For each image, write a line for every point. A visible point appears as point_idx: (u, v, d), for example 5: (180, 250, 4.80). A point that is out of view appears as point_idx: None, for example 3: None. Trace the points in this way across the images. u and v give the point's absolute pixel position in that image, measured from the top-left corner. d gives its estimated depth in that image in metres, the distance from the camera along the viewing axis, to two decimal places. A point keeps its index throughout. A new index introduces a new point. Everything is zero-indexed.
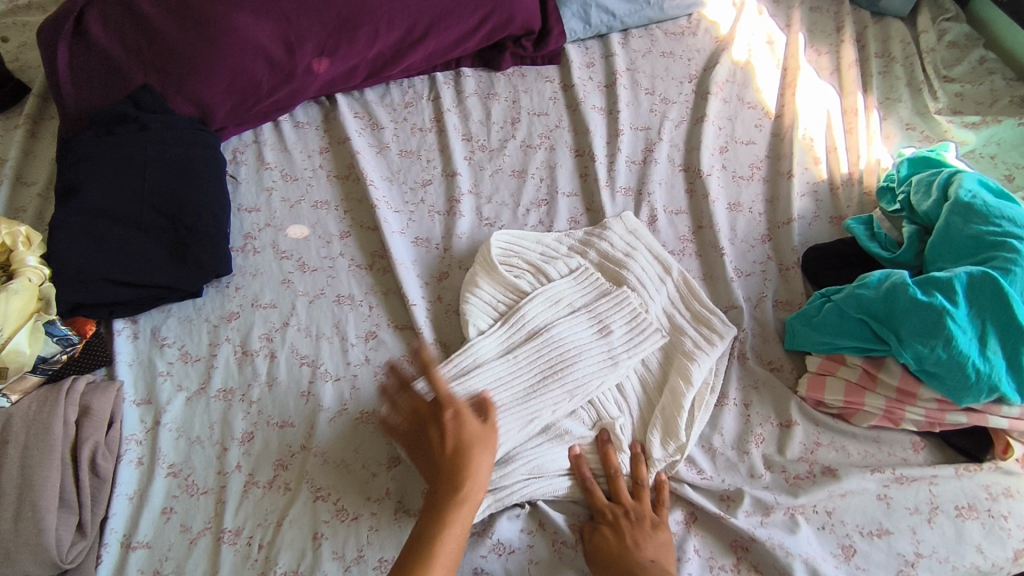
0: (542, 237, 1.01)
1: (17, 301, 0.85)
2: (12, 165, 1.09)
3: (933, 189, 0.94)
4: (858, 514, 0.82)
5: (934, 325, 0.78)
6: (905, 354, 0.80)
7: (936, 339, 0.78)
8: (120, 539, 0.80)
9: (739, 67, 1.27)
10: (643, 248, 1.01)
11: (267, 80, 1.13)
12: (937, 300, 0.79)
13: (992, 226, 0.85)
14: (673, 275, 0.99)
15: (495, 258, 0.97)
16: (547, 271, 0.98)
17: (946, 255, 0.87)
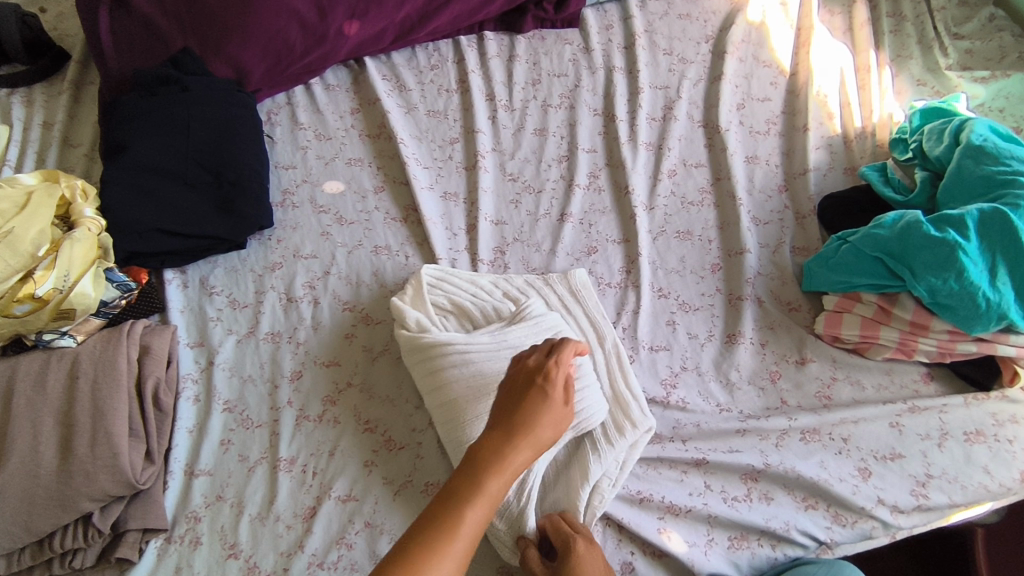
0: (475, 279, 0.97)
1: (81, 248, 0.90)
2: (58, 128, 1.14)
3: (944, 135, 0.98)
4: (872, 440, 0.87)
5: (947, 259, 0.83)
6: (919, 287, 0.85)
7: (949, 272, 0.83)
8: (184, 467, 0.87)
9: (754, 28, 1.30)
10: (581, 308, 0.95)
11: (300, 43, 1.16)
12: (950, 236, 0.84)
13: (1003, 167, 0.89)
14: (607, 342, 0.93)
15: (423, 294, 0.93)
16: (470, 315, 0.93)
17: (958, 196, 0.92)
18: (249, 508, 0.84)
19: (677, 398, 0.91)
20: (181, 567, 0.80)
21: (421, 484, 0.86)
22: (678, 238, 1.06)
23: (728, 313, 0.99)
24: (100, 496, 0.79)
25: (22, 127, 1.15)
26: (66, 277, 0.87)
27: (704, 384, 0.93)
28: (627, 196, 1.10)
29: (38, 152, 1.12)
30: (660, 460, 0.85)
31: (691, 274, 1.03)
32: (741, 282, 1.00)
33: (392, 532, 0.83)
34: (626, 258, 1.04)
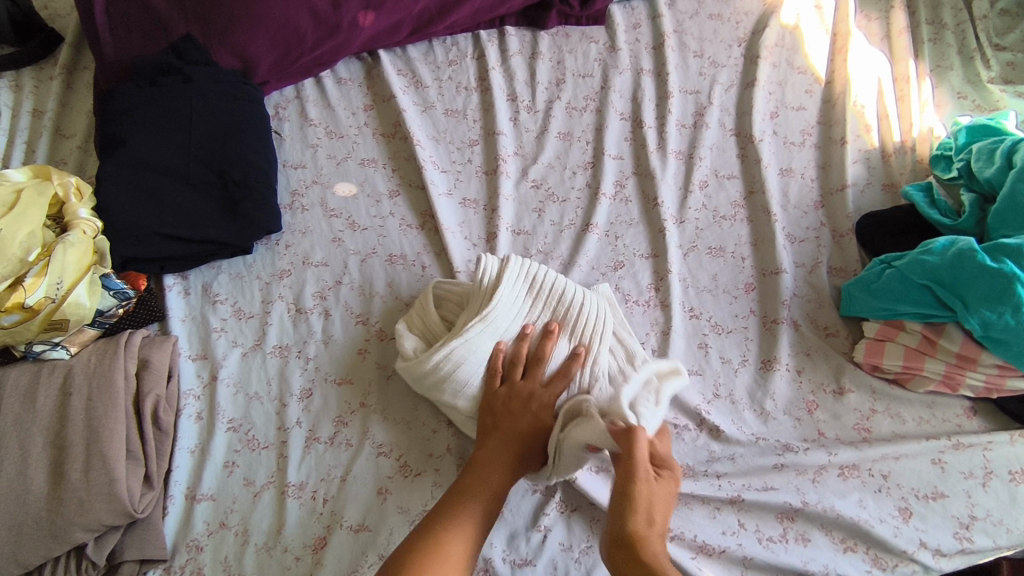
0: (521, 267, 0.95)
1: (75, 253, 0.83)
2: (49, 117, 1.06)
3: (996, 157, 0.93)
4: (914, 478, 0.83)
5: (1001, 291, 0.79)
6: (970, 319, 0.81)
7: (1003, 304, 0.79)
8: (184, 492, 0.81)
9: (788, 32, 1.25)
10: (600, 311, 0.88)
11: (311, 33, 1.09)
12: (1005, 266, 0.79)
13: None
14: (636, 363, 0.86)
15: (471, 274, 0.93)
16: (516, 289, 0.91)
17: (1012, 224, 0.87)
18: (254, 538, 0.78)
19: (710, 425, 0.86)
20: None
21: None
22: (710, 255, 1.01)
23: (763, 337, 0.94)
24: (95, 526, 0.73)
25: (10, 115, 1.07)
26: (59, 284, 0.80)
27: (737, 413, 0.88)
28: (656, 208, 1.04)
29: (27, 142, 1.05)
30: (692, 495, 0.81)
31: (724, 294, 0.98)
32: (777, 305, 0.95)
33: None
34: (655, 275, 0.99)
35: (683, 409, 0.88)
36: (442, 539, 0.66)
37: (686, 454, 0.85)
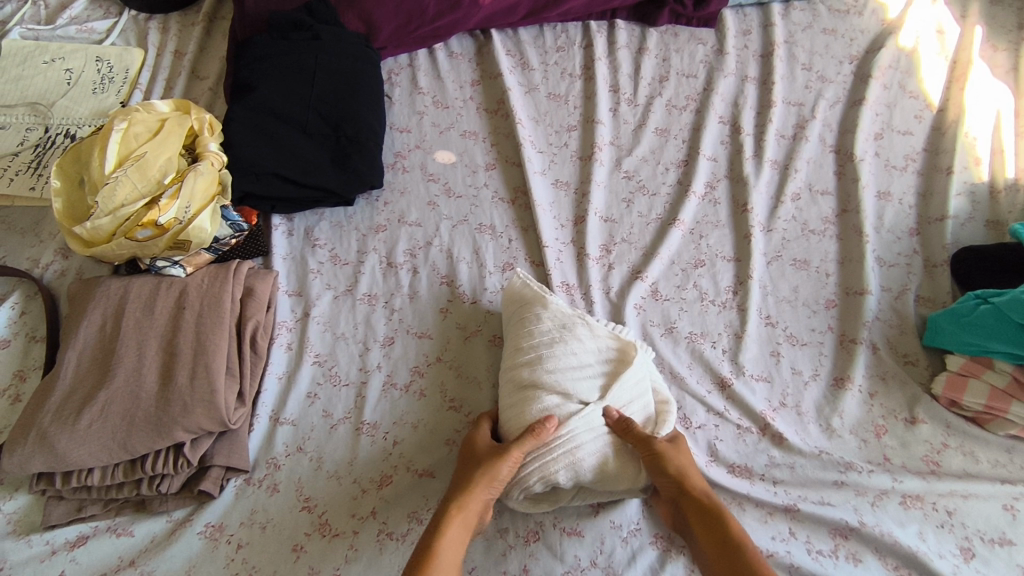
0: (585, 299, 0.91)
1: (203, 182, 0.90)
2: (189, 59, 1.16)
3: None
4: (981, 519, 0.81)
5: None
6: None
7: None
8: (269, 414, 0.88)
9: (904, 54, 1.22)
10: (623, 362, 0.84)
11: (434, 7, 1.14)
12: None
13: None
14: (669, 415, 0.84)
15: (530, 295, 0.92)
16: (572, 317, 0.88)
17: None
18: (327, 464, 0.84)
19: (774, 431, 0.87)
20: (257, 511, 0.81)
21: None
22: (794, 266, 1.01)
23: (839, 354, 0.94)
24: (194, 428, 0.80)
25: (155, 53, 1.17)
26: (187, 209, 0.88)
27: (803, 425, 0.88)
28: (745, 214, 1.05)
29: (167, 79, 1.14)
30: (748, 497, 0.82)
31: (804, 306, 0.97)
32: (858, 325, 0.95)
33: None
34: (736, 278, 1.00)
35: (748, 412, 0.89)
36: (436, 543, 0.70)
37: (745, 455, 0.86)
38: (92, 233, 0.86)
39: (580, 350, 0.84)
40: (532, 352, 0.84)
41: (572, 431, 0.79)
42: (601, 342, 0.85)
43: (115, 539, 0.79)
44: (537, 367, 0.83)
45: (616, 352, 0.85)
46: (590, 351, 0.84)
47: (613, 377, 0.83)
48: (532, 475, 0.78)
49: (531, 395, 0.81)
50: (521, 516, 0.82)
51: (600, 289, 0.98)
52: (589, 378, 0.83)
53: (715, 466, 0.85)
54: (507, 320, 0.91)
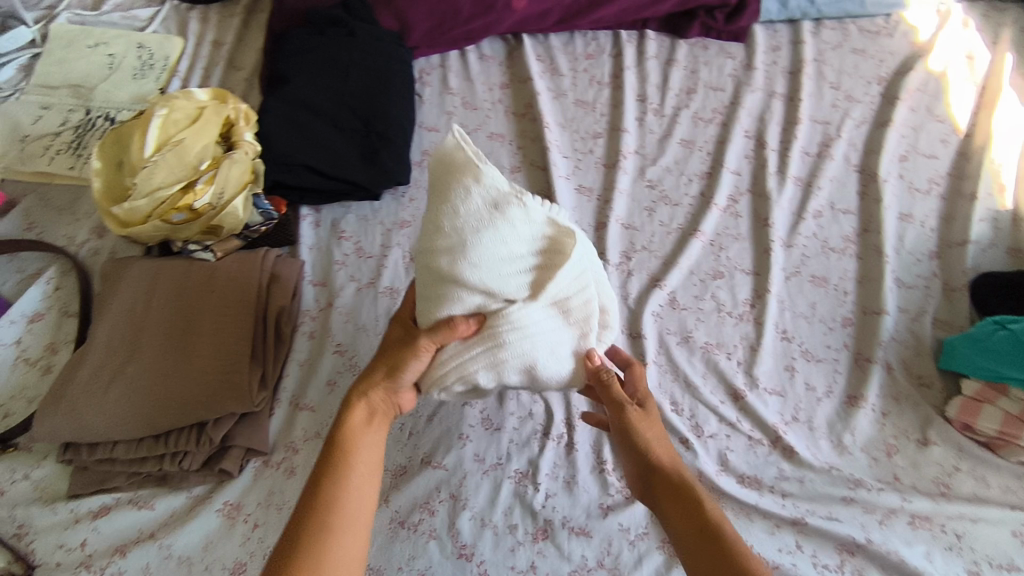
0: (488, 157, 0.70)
1: (238, 170, 0.92)
2: (227, 50, 1.19)
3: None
4: (989, 544, 0.81)
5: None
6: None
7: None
8: (289, 400, 0.90)
9: (933, 77, 1.22)
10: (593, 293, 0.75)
11: (467, 9, 1.17)
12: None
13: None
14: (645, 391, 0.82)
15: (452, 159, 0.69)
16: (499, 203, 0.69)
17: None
18: None
19: (785, 445, 0.88)
20: (273, 494, 0.83)
21: (511, 470, 0.86)
22: (813, 283, 1.01)
23: (853, 373, 0.94)
24: (219, 411, 0.82)
25: (195, 42, 1.20)
26: (220, 195, 0.91)
27: (814, 440, 0.89)
28: (765, 228, 1.05)
29: (205, 68, 1.17)
30: (756, 507, 0.83)
31: (820, 323, 0.98)
32: (874, 344, 0.95)
33: (474, 509, 0.83)
34: (754, 291, 1.00)
35: (759, 424, 0.90)
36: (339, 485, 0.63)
37: (755, 466, 0.87)
38: (129, 214, 0.89)
39: (475, 246, 0.68)
40: (455, 235, 0.68)
41: (516, 324, 0.70)
42: (533, 232, 0.71)
43: (136, 512, 0.81)
44: (457, 253, 0.68)
45: (549, 239, 0.73)
46: (499, 245, 0.69)
47: (544, 271, 0.73)
48: (449, 375, 0.72)
49: (452, 290, 0.69)
50: (529, 513, 0.83)
51: (618, 295, 0.99)
52: (574, 279, 0.73)
53: (725, 476, 0.86)
54: (431, 181, 0.72)
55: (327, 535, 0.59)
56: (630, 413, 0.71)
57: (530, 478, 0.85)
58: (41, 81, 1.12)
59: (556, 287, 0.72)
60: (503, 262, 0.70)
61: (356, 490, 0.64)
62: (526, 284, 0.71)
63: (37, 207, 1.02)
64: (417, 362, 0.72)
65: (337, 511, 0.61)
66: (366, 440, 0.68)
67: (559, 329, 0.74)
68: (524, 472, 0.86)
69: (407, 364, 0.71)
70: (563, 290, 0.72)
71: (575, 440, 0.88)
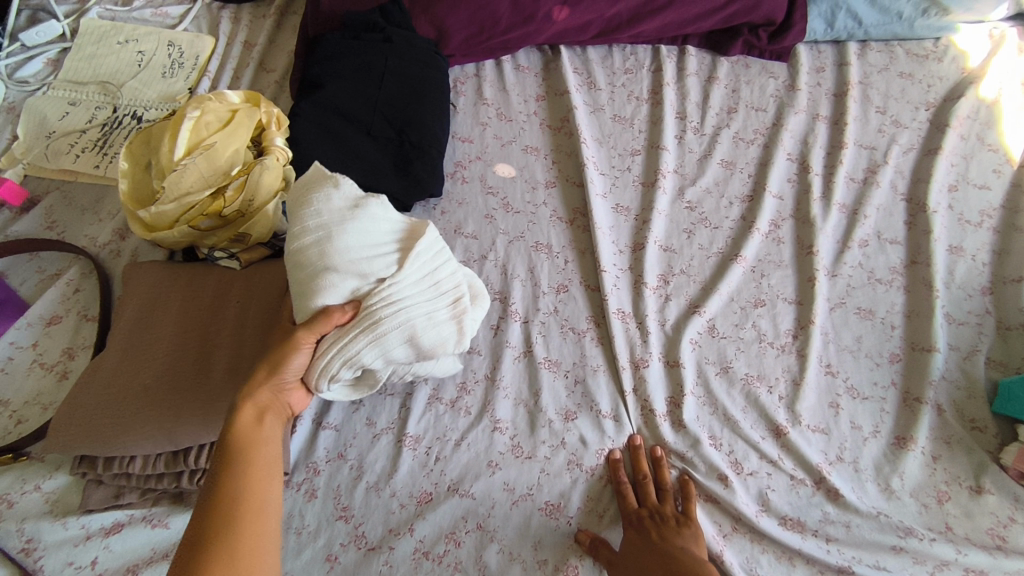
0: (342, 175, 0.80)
1: (270, 177, 0.89)
2: (258, 51, 1.16)
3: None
4: None
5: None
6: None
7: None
8: (313, 417, 0.87)
9: (984, 105, 1.18)
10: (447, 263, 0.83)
11: (506, 19, 1.13)
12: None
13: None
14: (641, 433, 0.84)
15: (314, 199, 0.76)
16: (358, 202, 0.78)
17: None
18: (367, 475, 0.82)
19: (829, 486, 0.83)
20: (293, 517, 0.80)
21: (540, 500, 0.82)
22: (858, 315, 0.97)
23: (901, 412, 0.90)
24: None
25: (226, 42, 1.17)
26: (251, 202, 0.88)
27: (860, 483, 0.85)
28: (810, 256, 1.01)
29: (235, 68, 1.14)
30: (799, 552, 0.79)
31: (866, 358, 0.94)
32: (923, 383, 0.91)
33: (502, 541, 0.79)
34: (797, 322, 0.96)
35: (803, 464, 0.85)
36: (231, 476, 0.60)
37: (798, 508, 0.83)
38: (156, 218, 0.86)
39: (342, 237, 0.75)
40: (321, 230, 0.75)
41: (385, 306, 0.75)
42: (394, 224, 0.80)
43: (150, 530, 0.79)
44: (323, 248, 0.74)
45: (407, 231, 0.81)
46: (361, 234, 0.76)
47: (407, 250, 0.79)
48: (333, 363, 0.73)
49: (318, 286, 0.73)
50: (560, 548, 0.79)
51: (655, 319, 0.95)
52: (432, 254, 0.81)
53: (765, 517, 0.82)
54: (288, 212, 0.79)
55: (239, 514, 0.59)
56: (663, 531, 0.77)
57: (561, 510, 0.82)
58: (68, 76, 1.10)
59: (417, 263, 0.78)
60: (365, 255, 0.75)
61: (269, 478, 0.63)
62: (394, 262, 0.77)
63: (59, 205, 0.99)
64: (298, 356, 0.72)
65: (242, 496, 0.60)
66: (263, 438, 0.65)
67: (429, 300, 0.79)
68: (555, 504, 0.82)
69: (290, 360, 0.71)
70: (425, 266, 0.79)
71: (609, 476, 0.84)
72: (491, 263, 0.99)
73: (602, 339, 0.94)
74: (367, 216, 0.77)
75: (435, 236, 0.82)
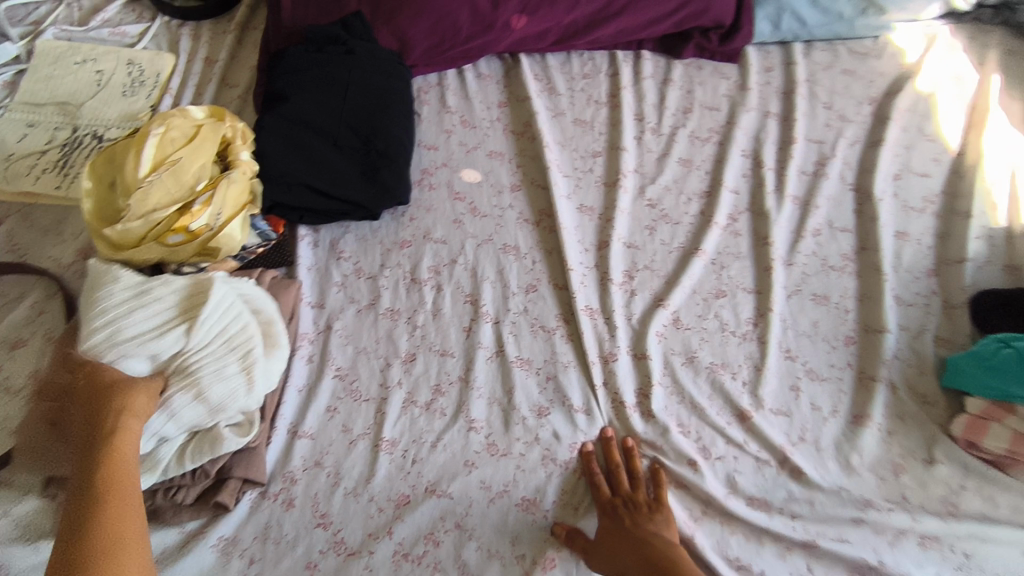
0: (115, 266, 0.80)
1: (236, 190, 0.90)
2: (219, 67, 1.17)
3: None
4: (998, 563, 0.82)
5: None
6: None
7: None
8: (288, 427, 0.87)
9: (922, 98, 1.25)
10: (240, 325, 0.81)
11: (467, 27, 1.15)
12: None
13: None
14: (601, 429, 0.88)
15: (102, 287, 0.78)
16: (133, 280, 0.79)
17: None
18: (344, 482, 0.84)
19: (793, 465, 0.87)
20: (273, 527, 0.80)
21: (517, 496, 0.84)
22: (814, 301, 1.02)
23: (858, 391, 0.94)
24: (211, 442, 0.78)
25: (186, 58, 1.18)
26: (219, 216, 0.88)
27: (822, 460, 0.88)
28: (766, 247, 1.06)
29: (197, 84, 1.15)
30: (768, 531, 0.83)
31: (823, 342, 0.98)
32: (876, 363, 0.95)
33: (481, 539, 0.81)
34: (756, 310, 1.00)
35: (768, 445, 0.89)
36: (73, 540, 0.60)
37: (764, 487, 0.86)
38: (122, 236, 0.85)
39: (127, 326, 0.76)
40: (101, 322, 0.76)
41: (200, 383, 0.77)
42: (169, 294, 0.79)
43: None
44: (110, 340, 0.76)
45: (190, 288, 0.81)
46: (148, 318, 0.77)
47: (190, 317, 0.79)
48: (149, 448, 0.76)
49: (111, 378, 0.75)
50: (539, 541, 0.82)
51: (622, 314, 0.98)
52: (219, 314, 0.80)
53: (734, 498, 0.86)
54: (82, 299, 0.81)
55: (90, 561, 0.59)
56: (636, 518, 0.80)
57: (537, 505, 0.84)
58: (25, 97, 1.09)
59: (202, 330, 0.78)
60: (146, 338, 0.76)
61: (125, 515, 0.64)
62: (180, 336, 0.78)
63: (21, 228, 0.98)
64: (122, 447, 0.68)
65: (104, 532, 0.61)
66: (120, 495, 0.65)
67: (229, 370, 0.79)
68: (531, 499, 0.84)
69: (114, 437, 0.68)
70: (214, 328, 0.79)
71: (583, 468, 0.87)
72: (460, 267, 1.01)
73: (572, 336, 0.96)
74: (176, 293, 0.80)
75: (222, 292, 0.81)
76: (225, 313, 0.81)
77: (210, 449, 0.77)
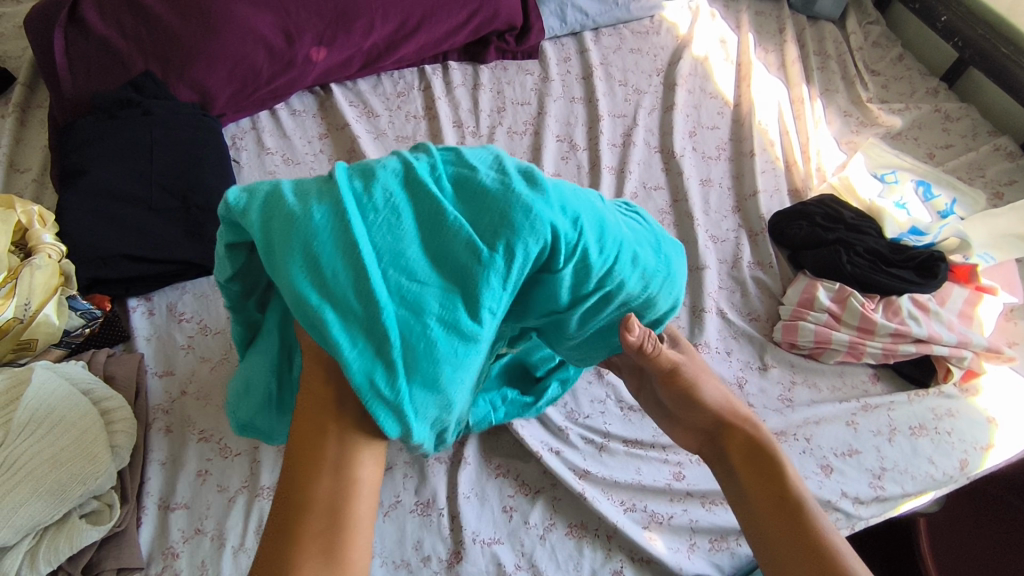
0: None
1: (44, 276, 0.86)
2: (3, 152, 1.09)
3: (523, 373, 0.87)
4: (832, 439, 0.93)
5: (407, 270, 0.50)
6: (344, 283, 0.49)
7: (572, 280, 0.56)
8: (157, 502, 0.82)
9: (698, 62, 1.41)
10: (84, 404, 0.78)
11: (267, 69, 1.16)
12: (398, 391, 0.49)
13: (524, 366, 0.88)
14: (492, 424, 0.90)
15: None
16: None
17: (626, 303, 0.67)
18: (230, 540, 0.79)
19: None
20: None
21: (410, 503, 0.82)
22: None
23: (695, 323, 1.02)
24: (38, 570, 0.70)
25: None
26: (28, 305, 0.84)
27: None
28: None
29: None
30: (641, 472, 0.89)
31: None
32: (705, 295, 1.05)
33: (384, 554, 0.78)
34: None
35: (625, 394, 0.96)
36: None
37: (635, 431, 0.93)
38: None
39: None
40: None
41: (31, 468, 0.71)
42: None
43: None
44: None
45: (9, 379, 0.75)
46: None
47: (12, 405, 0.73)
48: None
49: None
50: (439, 539, 0.80)
51: None
52: (47, 398, 0.75)
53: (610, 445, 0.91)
54: None
55: None
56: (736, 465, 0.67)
57: (431, 506, 0.82)
58: None
59: (26, 415, 0.72)
60: None
61: None
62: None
63: None
64: None
65: None
66: None
67: (77, 453, 0.74)
68: (424, 502, 0.82)
69: None
70: (41, 411, 0.74)
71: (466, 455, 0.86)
72: None
73: None
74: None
75: (49, 379, 0.77)
76: (62, 399, 0.76)
77: (69, 543, 0.72)
